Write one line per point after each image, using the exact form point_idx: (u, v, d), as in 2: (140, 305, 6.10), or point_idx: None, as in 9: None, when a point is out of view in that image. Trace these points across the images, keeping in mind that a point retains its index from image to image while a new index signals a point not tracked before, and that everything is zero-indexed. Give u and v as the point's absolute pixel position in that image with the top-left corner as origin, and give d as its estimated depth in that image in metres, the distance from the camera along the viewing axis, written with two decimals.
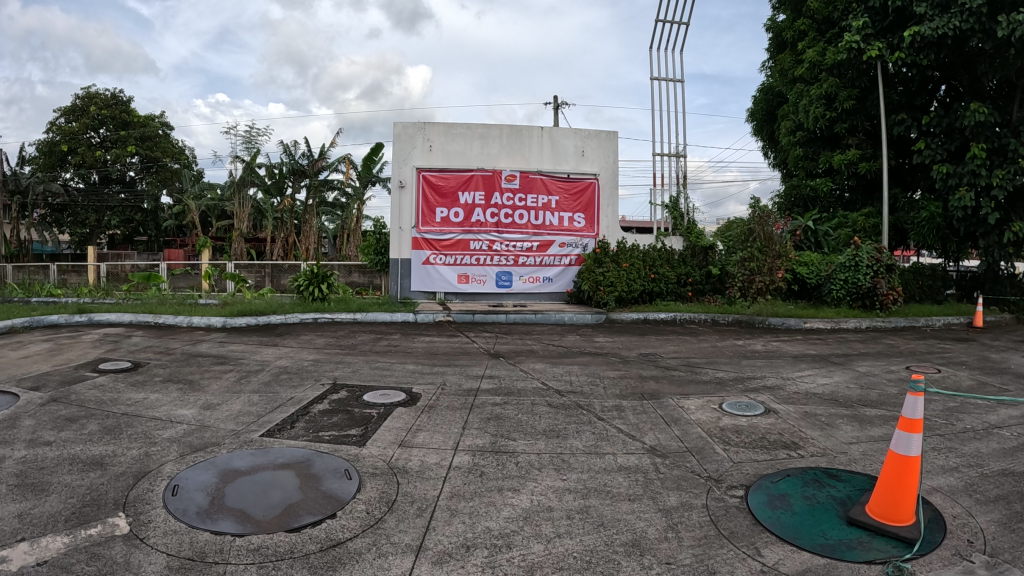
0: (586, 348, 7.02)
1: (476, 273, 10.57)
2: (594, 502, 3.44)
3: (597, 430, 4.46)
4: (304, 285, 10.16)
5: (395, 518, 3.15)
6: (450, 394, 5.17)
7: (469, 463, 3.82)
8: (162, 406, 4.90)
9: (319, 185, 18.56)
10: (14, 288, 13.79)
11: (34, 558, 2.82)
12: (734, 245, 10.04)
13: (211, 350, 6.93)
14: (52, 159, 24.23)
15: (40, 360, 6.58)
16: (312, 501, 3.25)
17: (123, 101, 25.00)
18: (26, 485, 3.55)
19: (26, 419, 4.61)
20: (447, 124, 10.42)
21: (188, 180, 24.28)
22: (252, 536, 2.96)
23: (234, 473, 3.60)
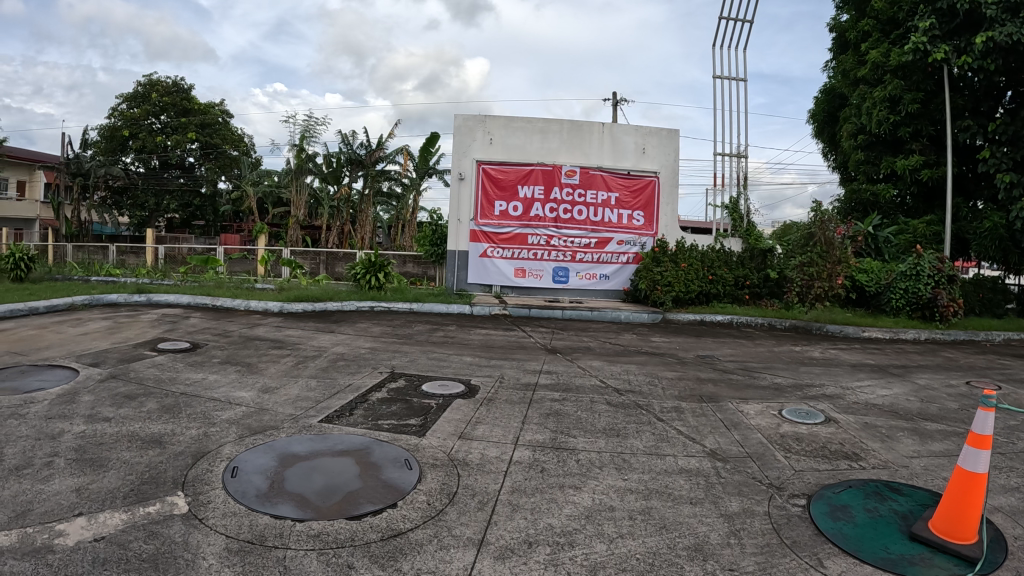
0: (642, 348, 6.91)
1: (533, 267, 10.52)
2: (655, 503, 3.34)
3: (657, 431, 4.36)
4: (360, 274, 10.23)
5: (456, 511, 3.10)
6: (507, 387, 5.12)
7: (530, 458, 3.75)
8: (220, 387, 4.93)
9: (375, 175, 18.70)
10: (75, 267, 14.17)
11: (90, 533, 2.83)
12: (793, 249, 9.95)
13: (268, 334, 6.98)
14: (113, 144, 24.90)
15: (100, 337, 6.69)
16: (372, 491, 3.21)
17: (183, 89, 25.61)
18: (85, 460, 3.59)
19: (86, 395, 4.68)
20: (508, 118, 10.36)
21: (246, 167, 24.69)
22: (312, 522, 2.92)
23: (294, 458, 3.58)
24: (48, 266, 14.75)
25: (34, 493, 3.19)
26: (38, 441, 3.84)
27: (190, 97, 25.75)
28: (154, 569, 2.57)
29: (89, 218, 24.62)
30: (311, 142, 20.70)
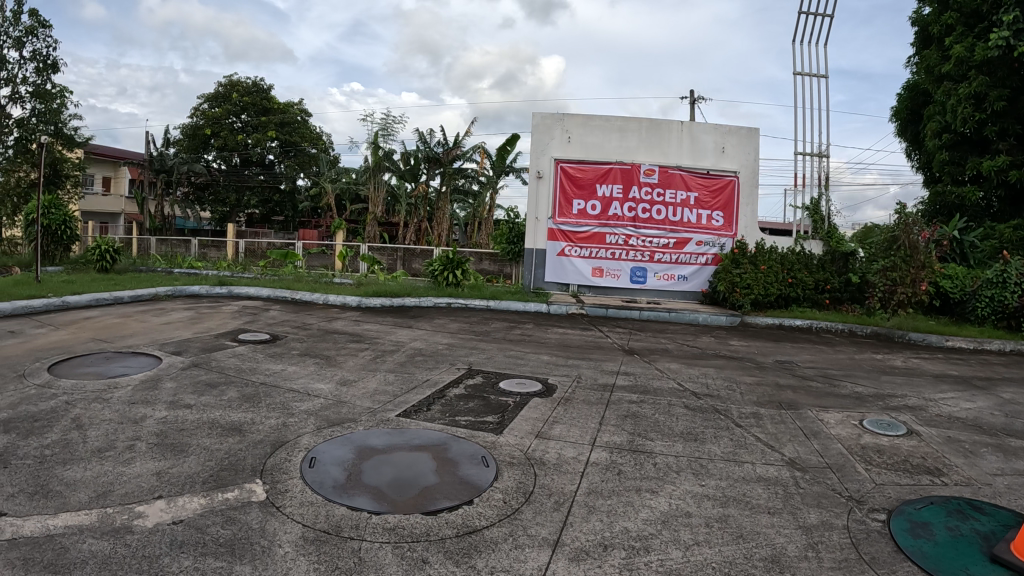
0: (719, 351, 6.76)
1: (611, 267, 10.49)
2: (733, 511, 3.25)
3: (735, 437, 4.25)
4: (439, 270, 10.39)
5: (532, 510, 3.08)
6: (585, 387, 5.07)
7: (607, 460, 3.71)
8: (298, 378, 5.04)
9: (453, 174, 18.73)
10: (158, 260, 14.76)
11: (169, 516, 2.91)
12: (875, 253, 9.51)
13: (346, 328, 7.11)
14: (195, 142, 25.87)
15: (183, 327, 6.94)
16: (449, 486, 3.22)
17: (263, 89, 26.52)
18: (166, 445, 3.71)
19: (168, 382, 4.85)
20: (587, 116, 10.37)
21: (325, 164, 25.16)
22: (388, 515, 2.94)
23: (371, 450, 3.62)
24: (135, 259, 15.45)
25: (117, 475, 3.32)
26: (123, 425, 4.00)
27: (270, 97, 26.64)
28: (228, 554, 2.63)
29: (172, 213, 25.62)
30: (387, 140, 20.94)
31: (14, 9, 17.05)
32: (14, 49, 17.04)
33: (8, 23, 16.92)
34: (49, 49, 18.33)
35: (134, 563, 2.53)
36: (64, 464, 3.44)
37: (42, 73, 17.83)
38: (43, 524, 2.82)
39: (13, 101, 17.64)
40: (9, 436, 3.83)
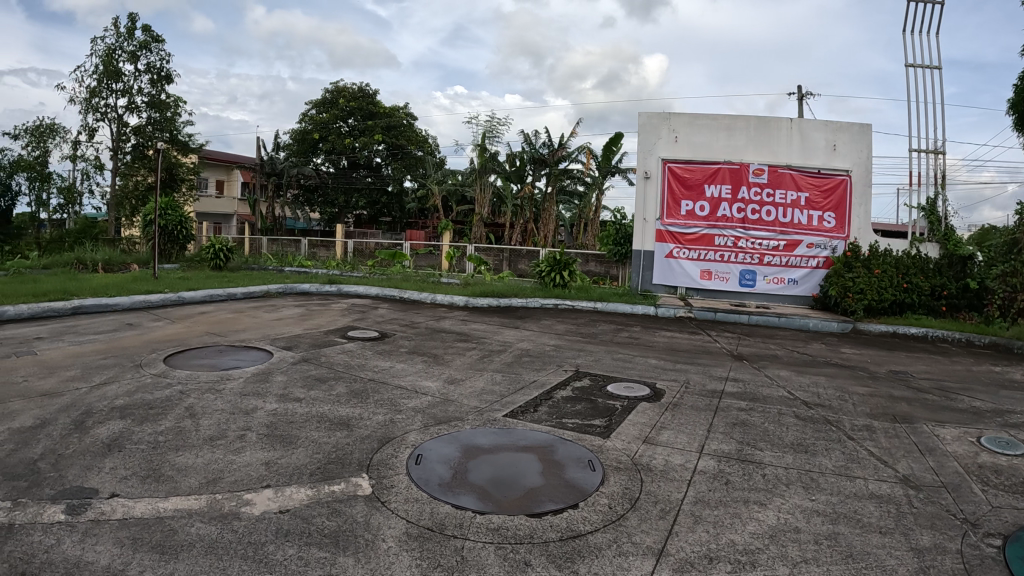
0: (831, 359, 6.48)
1: (720, 269, 10.27)
2: (843, 529, 3.08)
3: (847, 451, 4.05)
4: (545, 271, 10.45)
5: (637, 517, 3.03)
6: (693, 393, 4.98)
7: (715, 469, 3.62)
8: (407, 375, 5.16)
9: (558, 175, 18.82)
10: (269, 258, 15.49)
11: (275, 505, 3.02)
12: (996, 257, 8.75)
13: (454, 327, 7.22)
14: (305, 146, 27.04)
15: (295, 322, 7.24)
16: (554, 489, 3.21)
17: (369, 94, 27.28)
18: (276, 437, 3.85)
19: (279, 375, 5.06)
20: (694, 115, 10.21)
21: (431, 168, 25.49)
22: (493, 515, 2.95)
23: (477, 450, 3.66)
24: (249, 257, 16.19)
25: (228, 463, 3.48)
26: (235, 415, 4.20)
27: (376, 101, 27.40)
28: (333, 545, 2.69)
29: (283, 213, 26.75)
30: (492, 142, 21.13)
31: (129, 25, 18.15)
32: (130, 62, 18.16)
33: (124, 38, 18.06)
34: (162, 61, 19.42)
35: (241, 549, 2.64)
36: (178, 450, 3.65)
37: (156, 84, 18.92)
38: (156, 506, 3.00)
39: (131, 110, 18.82)
40: (127, 421, 4.12)
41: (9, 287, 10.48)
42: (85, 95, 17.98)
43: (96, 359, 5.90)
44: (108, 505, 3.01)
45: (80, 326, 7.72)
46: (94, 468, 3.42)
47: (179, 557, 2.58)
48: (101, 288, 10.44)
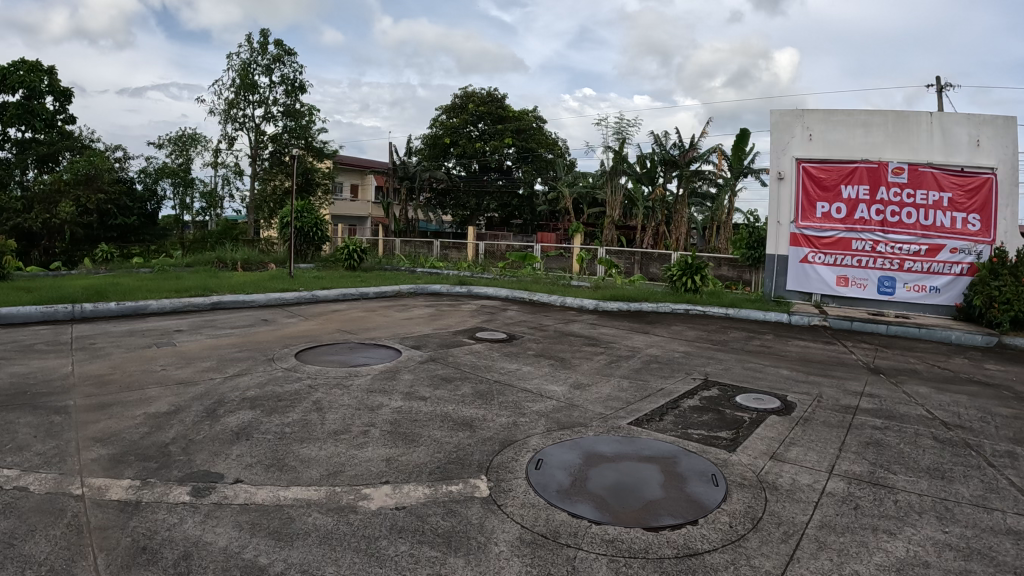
0: (981, 376, 5.89)
1: (857, 276, 9.55)
2: (975, 567, 2.69)
3: (988, 480, 3.62)
4: (677, 276, 10.18)
5: (758, 539, 2.83)
6: (826, 408, 4.70)
7: (844, 491, 3.36)
8: (533, 378, 5.17)
9: (690, 176, 18.18)
10: (403, 260, 16.12)
11: (393, 501, 3.08)
12: None
13: (582, 331, 7.17)
14: (437, 151, 28.26)
15: (426, 323, 7.48)
16: (674, 503, 3.08)
17: (498, 98, 27.98)
18: (399, 434, 3.94)
19: (406, 374, 5.24)
20: (828, 111, 9.60)
21: (562, 169, 25.47)
22: (609, 526, 2.85)
23: (598, 458, 3.58)
24: (381, 258, 16.88)
25: (350, 457, 3.59)
26: (361, 411, 4.35)
27: (505, 105, 28.03)
28: (445, 545, 2.70)
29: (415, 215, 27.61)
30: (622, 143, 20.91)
31: (263, 40, 19.27)
32: (264, 74, 19.28)
33: (258, 53, 19.21)
34: (296, 73, 20.44)
35: (354, 542, 2.70)
36: (303, 442, 3.82)
37: (291, 94, 19.98)
38: (276, 494, 3.15)
39: (267, 120, 19.99)
40: (257, 412, 4.38)
41: (152, 283, 11.43)
42: (224, 106, 19.31)
43: (231, 352, 6.31)
44: (231, 490, 3.20)
45: (220, 320, 8.29)
46: (221, 454, 3.66)
47: (293, 544, 2.69)
48: (241, 285, 11.18)
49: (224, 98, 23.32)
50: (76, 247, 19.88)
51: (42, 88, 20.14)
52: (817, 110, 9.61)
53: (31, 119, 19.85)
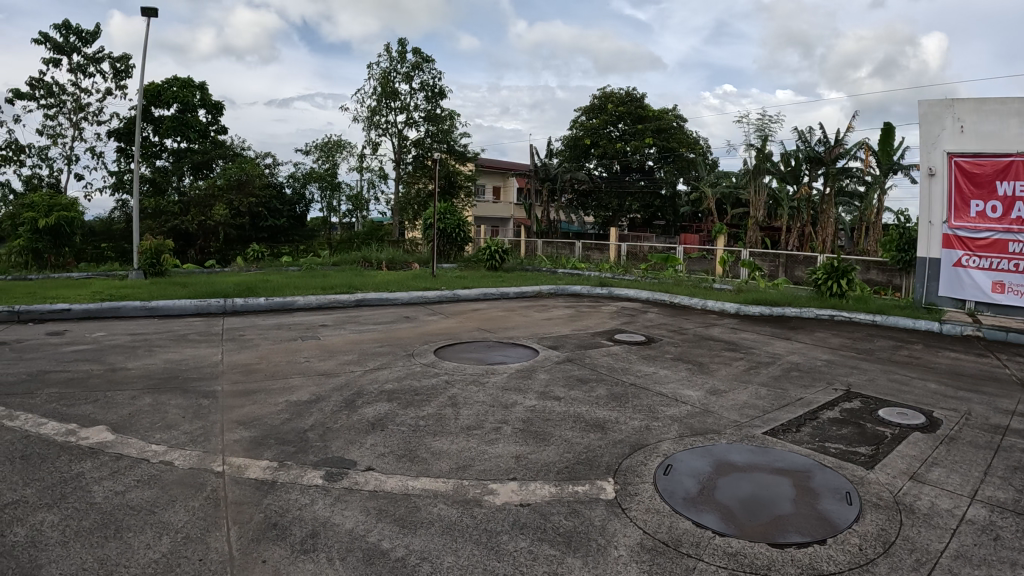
0: None
1: (1015, 282, 8.47)
2: None
3: None
4: (822, 279, 9.67)
5: (890, 565, 2.61)
6: (973, 427, 4.27)
7: (986, 519, 3.02)
8: (669, 383, 5.08)
9: (835, 173, 17.03)
10: (546, 261, 16.29)
11: (518, 498, 3.09)
12: None
13: (723, 335, 6.91)
14: (577, 152, 28.33)
15: (567, 324, 7.58)
16: (803, 520, 2.92)
17: (637, 97, 27.69)
18: (530, 432, 4.00)
19: (543, 373, 5.33)
20: (981, 99, 8.64)
21: (705, 168, 24.80)
22: (733, 539, 2.76)
23: (730, 467, 3.48)
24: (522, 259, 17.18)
25: (479, 452, 3.68)
26: (495, 408, 4.46)
27: (645, 105, 27.67)
28: (564, 544, 2.68)
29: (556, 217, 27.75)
30: (765, 141, 20.07)
31: (401, 50, 20.20)
32: (404, 82, 20.16)
33: (398, 62, 20.12)
34: (435, 79, 21.18)
35: (475, 534, 2.73)
36: (435, 435, 3.95)
37: (431, 100, 20.72)
38: (405, 483, 3.26)
39: (409, 125, 20.89)
40: (393, 404, 4.59)
41: (300, 281, 12.26)
42: (367, 113, 20.36)
43: (373, 347, 6.66)
44: (362, 476, 3.36)
45: (363, 316, 8.77)
46: (355, 442, 3.87)
47: (417, 531, 2.76)
48: (382, 283, 11.79)
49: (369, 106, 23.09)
50: (230, 247, 22.01)
51: (195, 101, 21.82)
52: (969, 98, 8.67)
53: (185, 131, 21.29)
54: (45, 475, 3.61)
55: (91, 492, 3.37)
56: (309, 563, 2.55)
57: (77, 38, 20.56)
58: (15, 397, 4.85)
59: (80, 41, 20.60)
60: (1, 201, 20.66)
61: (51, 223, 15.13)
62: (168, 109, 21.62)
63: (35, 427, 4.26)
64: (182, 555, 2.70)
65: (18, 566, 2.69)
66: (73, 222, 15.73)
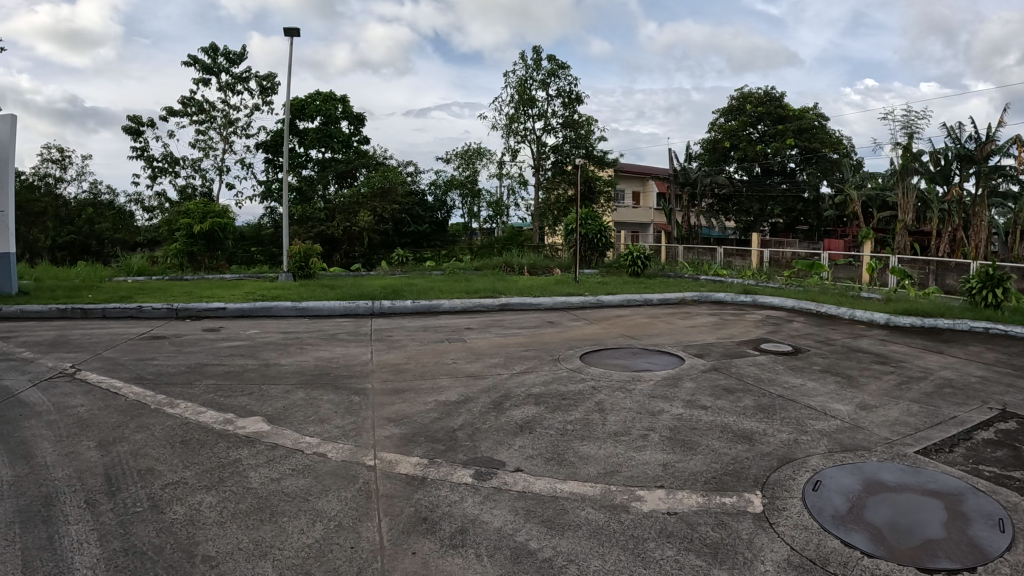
0: None
1: None
2: None
3: None
4: (976, 289, 9.06)
5: None
6: None
7: None
8: (818, 396, 4.95)
9: (991, 173, 15.70)
10: (686, 267, 16.09)
11: (665, 506, 3.13)
12: None
13: (871, 347, 6.58)
14: (716, 155, 28.05)
15: (709, 332, 7.57)
16: (954, 545, 2.78)
17: (776, 97, 26.70)
18: (678, 441, 4.04)
19: (688, 382, 5.41)
20: None
21: (850, 169, 23.57)
22: (880, 560, 2.67)
23: (880, 486, 3.37)
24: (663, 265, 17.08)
25: (628, 459, 3.75)
26: (642, 415, 4.53)
27: (785, 104, 26.63)
28: (711, 556, 2.67)
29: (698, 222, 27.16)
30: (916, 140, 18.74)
31: (537, 57, 20.34)
32: (541, 89, 20.34)
33: (533, 69, 20.32)
34: (572, 85, 21.09)
35: (623, 540, 2.78)
36: (583, 440, 4.04)
37: (568, 106, 20.57)
38: (553, 486, 3.36)
39: (548, 131, 20.97)
40: (540, 407, 4.74)
41: (445, 284, 12.86)
42: (506, 121, 20.71)
43: (519, 350, 6.89)
44: (510, 477, 3.48)
45: (507, 320, 9.04)
46: (504, 443, 4.01)
47: (564, 534, 2.83)
48: (526, 288, 12.11)
49: (503, 114, 21.71)
50: (374, 251, 22.54)
51: (337, 114, 22.98)
52: None
53: (329, 142, 22.69)
54: (204, 460, 3.93)
55: (248, 477, 3.64)
56: (457, 557, 2.67)
57: (226, 59, 21.98)
58: (177, 387, 5.55)
59: (230, 62, 22.00)
60: (160, 209, 22.40)
61: (205, 228, 16.30)
62: (312, 122, 22.92)
63: (195, 416, 4.74)
64: (333, 542, 2.88)
65: (179, 543, 2.96)
66: (225, 227, 16.78)
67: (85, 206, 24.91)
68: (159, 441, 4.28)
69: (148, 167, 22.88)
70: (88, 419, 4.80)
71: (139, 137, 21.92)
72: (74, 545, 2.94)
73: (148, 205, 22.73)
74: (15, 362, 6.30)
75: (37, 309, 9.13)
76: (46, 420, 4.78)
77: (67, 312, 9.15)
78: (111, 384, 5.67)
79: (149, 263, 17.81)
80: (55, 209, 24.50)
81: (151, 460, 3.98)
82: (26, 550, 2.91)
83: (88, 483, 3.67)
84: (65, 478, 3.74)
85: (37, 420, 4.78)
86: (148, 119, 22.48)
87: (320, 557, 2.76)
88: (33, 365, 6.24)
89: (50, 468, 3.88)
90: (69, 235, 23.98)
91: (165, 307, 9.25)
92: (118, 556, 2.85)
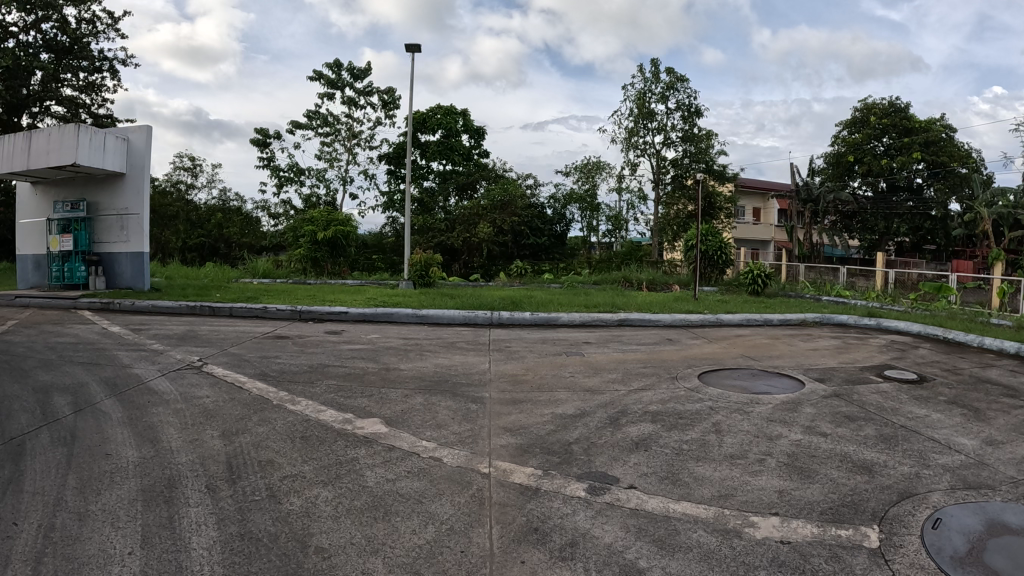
0: None
1: None
2: None
3: None
4: None
5: None
6: None
7: None
8: (944, 428, 4.67)
9: None
10: (808, 286, 15.48)
11: (780, 534, 3.12)
12: None
13: (1004, 378, 6.11)
14: (840, 169, 26.73)
15: (831, 355, 7.29)
16: None
17: (902, 107, 25.34)
18: (796, 467, 4.00)
19: (808, 407, 5.28)
20: None
21: (981, 185, 22.22)
22: None
23: (1004, 528, 3.13)
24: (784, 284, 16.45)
25: (743, 483, 3.78)
26: (759, 439, 4.53)
27: (913, 116, 25.10)
28: None
29: (819, 239, 25.99)
30: None
31: (655, 69, 20.10)
32: (660, 102, 20.08)
33: (652, 82, 20.07)
34: (691, 98, 20.69)
35: (732, 565, 2.82)
36: (698, 461, 4.13)
37: (688, 120, 20.17)
38: (666, 505, 3.46)
39: (667, 145, 20.68)
40: (657, 426, 4.86)
41: (561, 298, 12.98)
42: (625, 135, 20.58)
43: (637, 368, 6.94)
44: (623, 494, 3.61)
45: (626, 336, 9.04)
46: (618, 459, 4.16)
47: (674, 555, 2.92)
48: (644, 304, 12.04)
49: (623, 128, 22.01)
50: (493, 262, 22.77)
51: (458, 127, 23.62)
52: None
53: (450, 154, 23.33)
54: (322, 456, 4.15)
55: (364, 476, 3.82)
56: (565, 570, 2.77)
57: (348, 74, 22.96)
58: (298, 384, 5.95)
59: (351, 77, 22.98)
60: (287, 216, 23.66)
61: (327, 235, 17.12)
62: (434, 135, 23.78)
63: (315, 413, 5.04)
64: (444, 545, 2.98)
65: (294, 532, 3.11)
66: (348, 235, 17.55)
67: (216, 212, 26.72)
68: (279, 435, 4.54)
69: (275, 177, 24.18)
70: (214, 409, 5.14)
71: (265, 148, 23.21)
72: (193, 526, 3.15)
73: (273, 212, 23.94)
74: (149, 352, 6.82)
75: (170, 305, 9.86)
76: (174, 407, 5.14)
77: (196, 309, 9.83)
78: (236, 377, 6.07)
79: (275, 267, 18.88)
80: (187, 214, 26.40)
81: (271, 452, 4.21)
82: (148, 526, 3.15)
83: (210, 468, 3.93)
84: (189, 463, 4.01)
85: (166, 406, 5.17)
86: (274, 131, 23.77)
87: (430, 558, 2.86)
88: (164, 356, 6.73)
89: (174, 453, 4.17)
90: (198, 238, 25.81)
91: (289, 309, 9.81)
92: (233, 540, 3.02)
